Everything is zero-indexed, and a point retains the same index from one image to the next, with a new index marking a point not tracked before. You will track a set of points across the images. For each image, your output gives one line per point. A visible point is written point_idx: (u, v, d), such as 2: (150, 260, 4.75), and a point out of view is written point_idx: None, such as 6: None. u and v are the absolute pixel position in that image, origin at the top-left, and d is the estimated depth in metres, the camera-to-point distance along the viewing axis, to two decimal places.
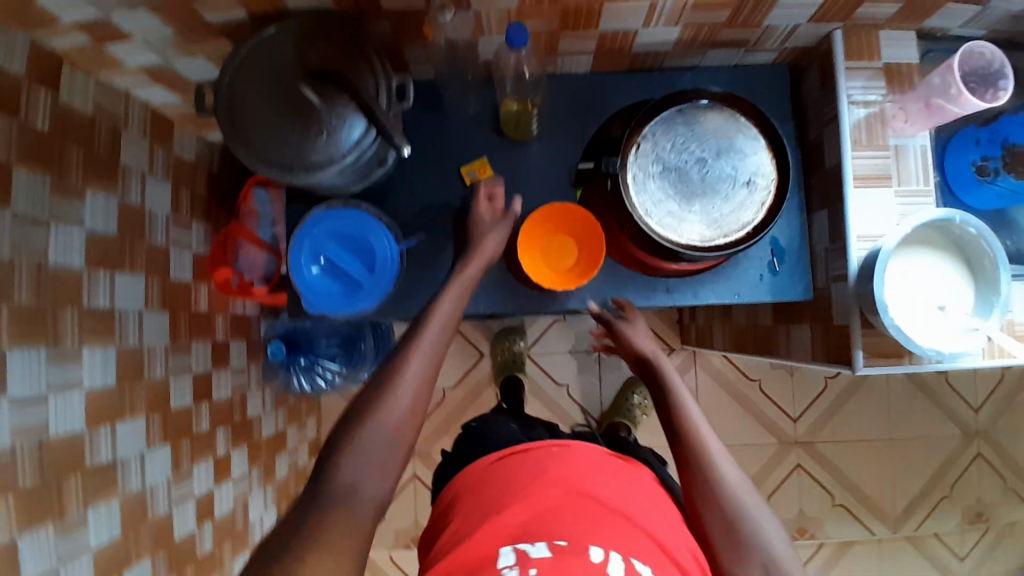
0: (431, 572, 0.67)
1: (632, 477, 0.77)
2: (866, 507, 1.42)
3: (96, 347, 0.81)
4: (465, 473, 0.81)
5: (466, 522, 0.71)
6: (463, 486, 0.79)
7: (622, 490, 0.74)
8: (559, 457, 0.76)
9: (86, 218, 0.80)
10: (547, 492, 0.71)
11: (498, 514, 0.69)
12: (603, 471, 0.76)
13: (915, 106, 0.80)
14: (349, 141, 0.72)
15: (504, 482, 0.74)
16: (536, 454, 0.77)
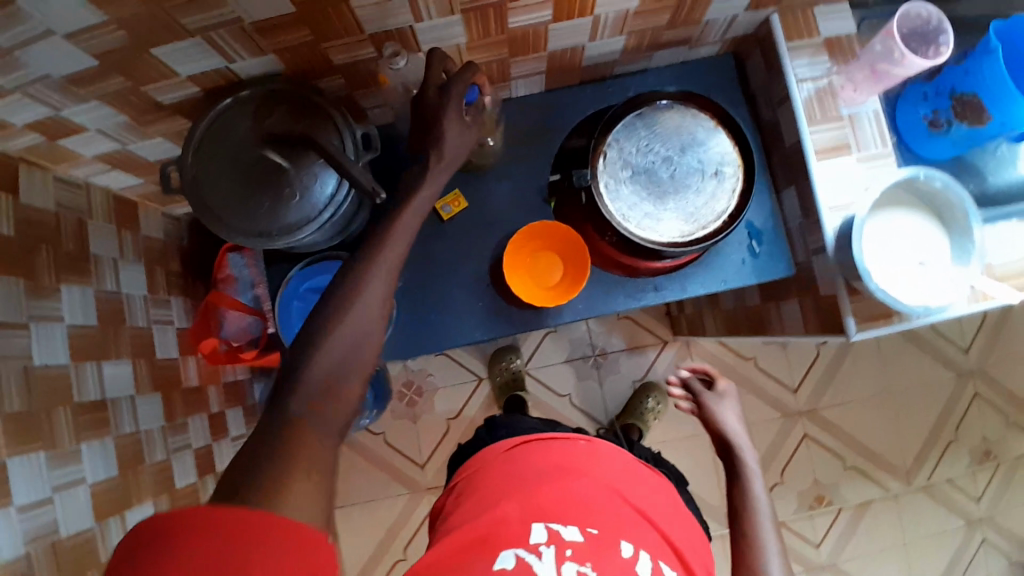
0: (453, 541, 0.72)
1: (648, 485, 0.83)
2: (878, 465, 1.44)
3: (94, 441, 0.81)
4: (482, 453, 0.86)
5: (491, 491, 0.77)
6: (487, 457, 0.84)
7: (641, 487, 0.81)
8: (593, 451, 0.83)
9: (64, 314, 0.80)
10: (581, 477, 0.78)
11: (529, 496, 0.74)
12: (627, 469, 0.82)
13: (862, 74, 0.83)
14: (324, 196, 0.72)
15: (531, 464, 0.80)
16: (569, 442, 0.84)
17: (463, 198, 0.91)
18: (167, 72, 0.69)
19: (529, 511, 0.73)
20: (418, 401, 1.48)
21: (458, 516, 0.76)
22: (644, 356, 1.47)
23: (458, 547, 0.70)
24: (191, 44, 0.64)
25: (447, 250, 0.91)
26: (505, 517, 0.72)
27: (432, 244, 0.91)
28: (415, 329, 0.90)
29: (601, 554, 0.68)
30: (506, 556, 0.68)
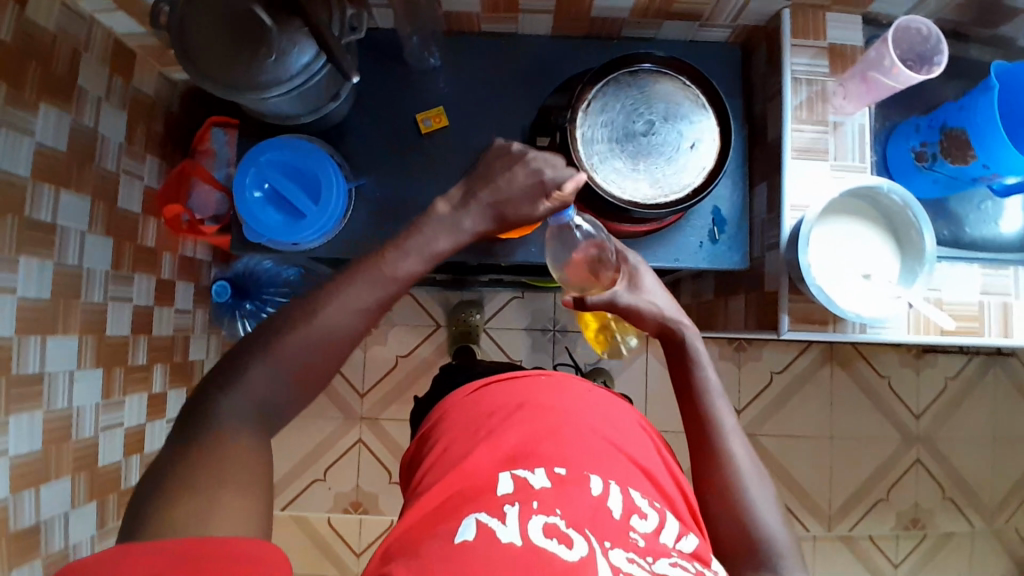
0: (428, 493, 0.78)
1: (621, 413, 0.92)
2: (804, 505, 1.42)
3: (33, 258, 0.82)
4: (450, 402, 0.94)
5: (457, 451, 0.83)
6: (452, 408, 0.92)
7: (606, 421, 0.88)
8: (547, 394, 0.90)
9: (35, 130, 0.81)
10: (540, 425, 0.84)
11: (495, 441, 0.82)
12: (590, 404, 0.90)
13: (854, 83, 0.83)
14: (297, 64, 0.73)
15: (499, 410, 0.88)
16: (526, 387, 0.92)
17: (444, 117, 0.92)
18: None
19: (497, 465, 0.79)
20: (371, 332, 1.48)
21: (433, 470, 0.84)
22: None
23: (435, 503, 0.76)
24: None
25: (418, 164, 0.92)
26: (475, 469, 0.78)
27: (404, 157, 0.92)
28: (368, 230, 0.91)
29: (568, 494, 0.74)
30: (474, 515, 0.71)
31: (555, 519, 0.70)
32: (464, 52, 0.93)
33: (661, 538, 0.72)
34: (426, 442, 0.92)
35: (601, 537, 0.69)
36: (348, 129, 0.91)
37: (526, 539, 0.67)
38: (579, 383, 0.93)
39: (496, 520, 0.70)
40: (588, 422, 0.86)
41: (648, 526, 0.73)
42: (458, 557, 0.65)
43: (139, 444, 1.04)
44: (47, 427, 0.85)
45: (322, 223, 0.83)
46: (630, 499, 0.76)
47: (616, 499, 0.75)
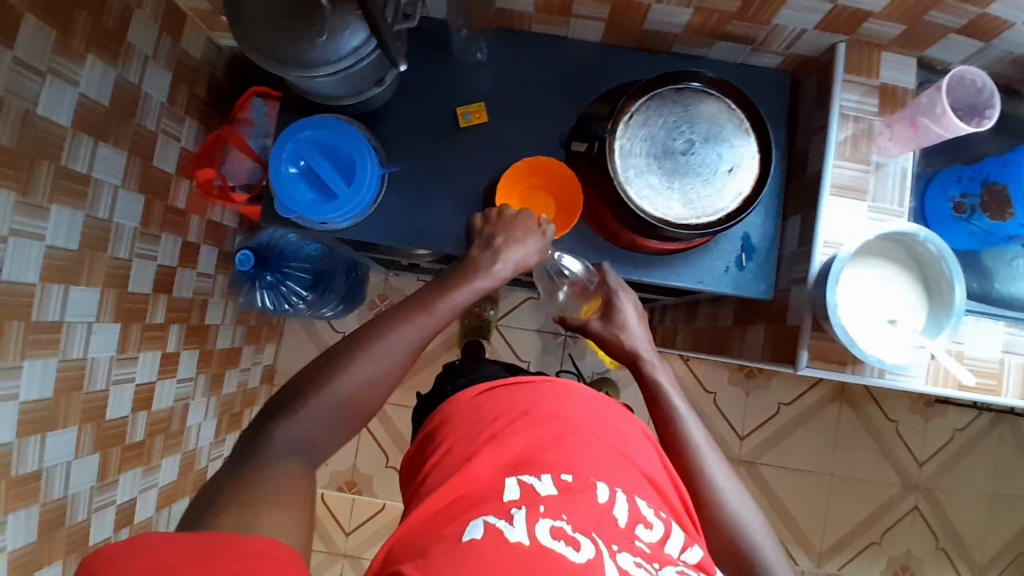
0: (433, 497, 0.78)
1: (624, 422, 0.90)
2: (795, 538, 1.42)
3: (65, 207, 0.83)
4: (451, 403, 0.93)
5: (461, 453, 0.84)
6: (453, 413, 0.91)
7: (611, 427, 0.87)
8: (552, 399, 0.89)
9: (81, 81, 0.81)
10: (544, 430, 0.84)
11: (499, 446, 0.82)
12: (594, 411, 0.89)
13: (902, 126, 0.82)
14: (347, 47, 0.73)
15: (503, 412, 0.88)
16: (531, 393, 0.91)
17: (485, 112, 0.91)
18: None
19: (502, 470, 0.79)
20: None
21: (436, 474, 0.83)
22: None
23: (441, 505, 0.76)
24: None
25: (455, 157, 0.92)
26: (480, 475, 0.79)
27: (440, 148, 0.91)
28: (397, 217, 0.91)
29: (575, 501, 0.73)
30: (480, 517, 0.71)
31: (562, 522, 0.69)
32: (511, 51, 0.93)
33: (668, 549, 0.72)
34: (427, 445, 0.91)
35: (609, 541, 0.69)
36: (389, 114, 0.91)
37: (534, 538, 0.67)
38: (582, 391, 0.92)
39: (504, 521, 0.70)
40: (593, 428, 0.85)
41: (654, 536, 0.72)
42: (465, 555, 0.65)
43: (147, 402, 1.05)
44: (59, 374, 0.86)
45: (352, 205, 0.83)
46: (636, 508, 0.75)
47: (623, 507, 0.74)
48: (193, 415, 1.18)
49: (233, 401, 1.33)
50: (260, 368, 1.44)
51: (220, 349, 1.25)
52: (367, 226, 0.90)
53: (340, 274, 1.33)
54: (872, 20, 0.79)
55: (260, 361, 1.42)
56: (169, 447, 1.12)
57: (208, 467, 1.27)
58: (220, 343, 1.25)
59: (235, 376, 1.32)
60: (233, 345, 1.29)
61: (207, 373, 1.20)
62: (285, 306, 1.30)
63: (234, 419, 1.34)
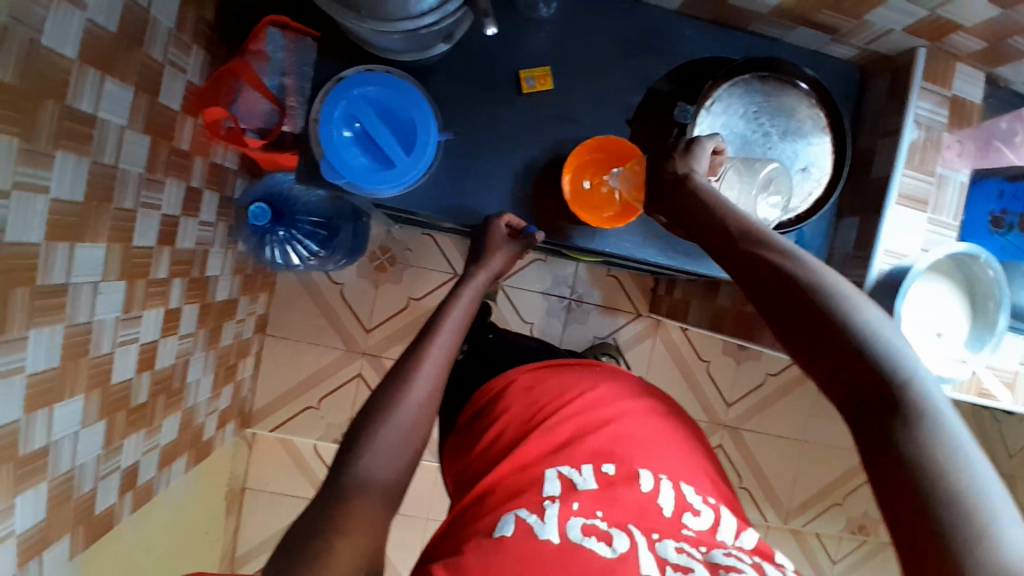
0: (478, 486, 0.73)
1: (667, 403, 0.87)
2: (767, 497, 1.55)
3: (70, 154, 0.72)
4: (498, 376, 0.90)
5: (508, 435, 0.79)
6: (502, 390, 0.87)
7: (659, 416, 0.83)
8: (598, 382, 0.85)
9: (88, 3, 0.69)
10: (590, 415, 0.79)
11: (545, 429, 0.77)
12: (644, 398, 0.85)
13: (970, 143, 0.85)
14: (431, 1, 0.64)
15: (550, 391, 0.84)
16: (578, 378, 0.87)
17: (549, 79, 0.85)
18: None
19: (546, 456, 0.74)
20: (387, 268, 1.44)
21: (482, 461, 0.80)
22: (614, 319, 1.49)
23: (483, 490, 0.73)
24: None
25: (512, 126, 0.85)
26: (520, 460, 0.74)
27: (496, 116, 0.84)
28: (447, 189, 0.84)
29: (616, 495, 0.69)
30: (513, 510, 0.66)
31: (596, 520, 0.65)
32: (580, 12, 0.85)
33: (717, 535, 0.68)
34: (472, 425, 0.87)
35: (648, 530, 0.65)
36: (442, 72, 0.83)
37: (564, 536, 0.62)
38: (629, 375, 0.90)
39: (536, 516, 0.64)
40: (640, 413, 0.81)
41: (702, 524, 0.68)
42: (495, 553, 0.60)
43: (150, 362, 0.97)
44: (66, 342, 0.77)
45: (408, 176, 0.76)
46: (682, 495, 0.71)
47: (668, 495, 0.70)
48: (193, 371, 1.11)
49: (229, 353, 1.25)
50: (254, 318, 1.36)
51: (219, 301, 1.16)
52: (415, 194, 0.83)
53: (347, 225, 1.25)
54: (961, 31, 0.76)
55: (255, 312, 1.34)
56: (170, 406, 1.06)
57: (204, 422, 1.21)
58: (219, 295, 1.16)
59: (231, 328, 1.24)
60: (230, 296, 1.21)
61: (206, 328, 1.12)
62: (295, 261, 1.27)
63: (228, 371, 1.27)
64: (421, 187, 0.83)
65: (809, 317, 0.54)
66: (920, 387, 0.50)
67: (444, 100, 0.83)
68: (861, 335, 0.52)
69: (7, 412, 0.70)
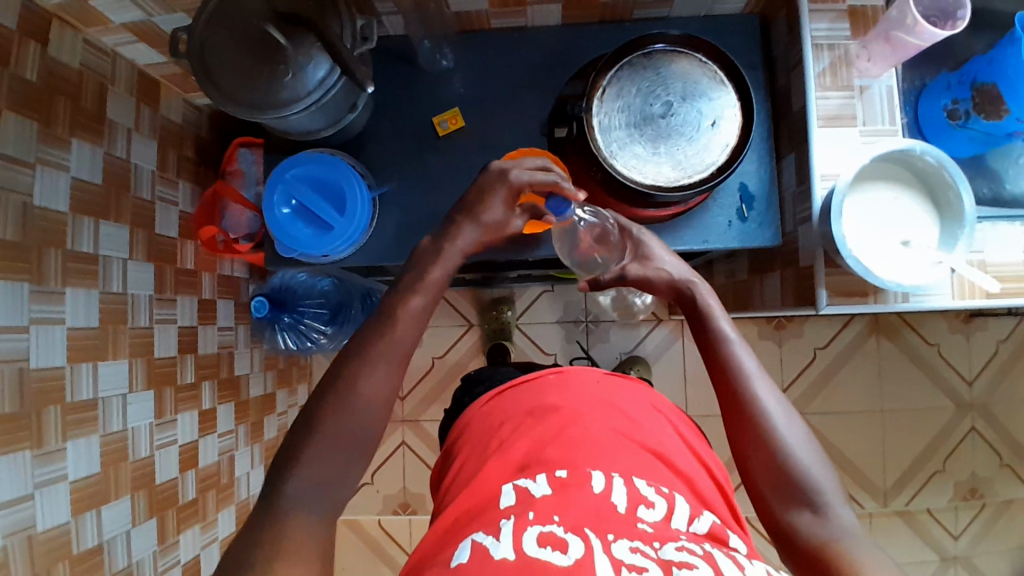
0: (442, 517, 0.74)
1: (630, 392, 0.86)
2: (856, 480, 1.42)
3: (79, 288, 0.86)
4: (464, 413, 0.90)
5: (467, 467, 0.80)
6: (468, 423, 0.87)
7: (614, 412, 0.81)
8: (555, 389, 0.84)
9: (71, 165, 0.85)
10: (547, 426, 0.79)
11: (500, 451, 0.77)
12: (601, 396, 0.83)
13: (877, 44, 0.79)
14: (314, 79, 0.74)
15: (504, 414, 0.83)
16: (532, 392, 0.85)
17: (461, 117, 0.93)
18: None
19: (503, 474, 0.75)
20: None
21: (447, 496, 0.79)
22: (636, 330, 1.48)
23: (445, 523, 0.72)
24: None
25: (442, 166, 0.93)
26: (478, 487, 0.74)
27: (425, 160, 0.93)
28: (394, 236, 0.92)
29: (569, 497, 0.69)
30: (469, 537, 0.67)
31: (553, 526, 0.65)
32: (476, 50, 0.93)
33: (672, 524, 0.69)
34: (447, 460, 0.88)
35: (604, 532, 0.65)
36: (368, 136, 0.93)
37: (520, 552, 0.62)
38: (587, 372, 0.87)
39: (491, 537, 0.65)
40: (600, 416, 0.80)
41: (657, 515, 0.69)
42: None
43: (194, 460, 1.08)
44: (105, 449, 0.89)
45: (350, 231, 0.85)
46: (636, 489, 0.71)
47: (620, 491, 0.70)
48: (240, 465, 1.21)
49: (277, 445, 1.36)
50: (296, 409, 1.46)
51: (255, 397, 1.28)
52: (368, 249, 0.91)
53: (354, 301, 1.37)
54: None
55: (295, 403, 1.44)
56: (223, 500, 1.15)
57: (264, 513, 1.29)
58: (254, 391, 1.28)
59: (274, 422, 1.35)
60: (266, 392, 1.32)
61: (246, 423, 1.23)
62: (309, 345, 1.37)
63: (280, 462, 1.37)
64: (371, 240, 0.91)
65: (738, 413, 0.72)
66: (832, 537, 0.64)
67: (377, 161, 0.93)
68: (785, 454, 0.69)
69: (56, 515, 0.80)
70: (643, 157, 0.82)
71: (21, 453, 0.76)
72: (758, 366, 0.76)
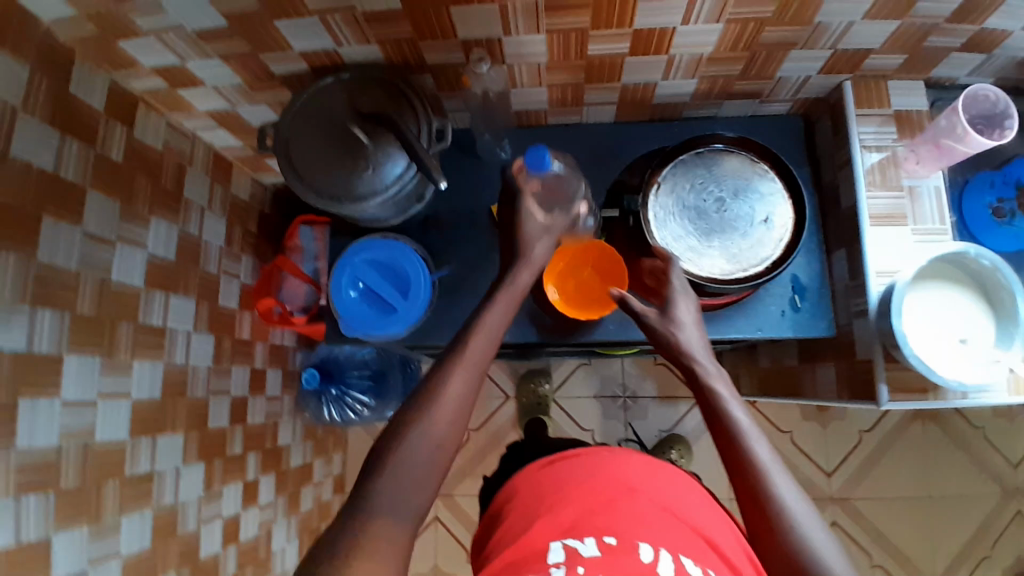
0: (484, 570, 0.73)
1: (677, 479, 0.84)
2: (905, 569, 1.37)
3: (145, 361, 0.89)
4: (513, 475, 0.89)
5: (511, 527, 0.78)
6: (515, 486, 0.86)
7: (662, 493, 0.79)
8: (607, 460, 0.83)
9: (147, 243, 0.89)
10: (599, 491, 0.78)
11: (549, 510, 0.76)
12: (650, 477, 0.81)
13: (926, 149, 0.83)
14: (392, 175, 0.79)
15: (554, 476, 0.82)
16: (584, 460, 0.84)
17: None
18: (282, 43, 0.77)
19: (552, 533, 0.73)
20: None
21: (492, 553, 0.77)
22: (675, 407, 1.47)
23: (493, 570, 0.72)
24: (306, 24, 0.73)
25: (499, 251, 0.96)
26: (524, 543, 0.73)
27: (483, 245, 0.96)
28: (451, 318, 0.94)
29: (617, 563, 0.67)
30: None
31: None
32: (532, 143, 0.98)
33: None
34: (487, 524, 0.86)
35: None
36: (428, 221, 0.97)
37: None
38: (639, 454, 0.85)
39: None
40: (649, 492, 0.79)
41: None
42: None
43: (235, 534, 1.07)
44: (156, 523, 0.89)
45: (412, 314, 0.88)
46: (683, 566, 0.68)
47: (668, 566, 0.67)
48: (277, 538, 1.20)
49: (311, 516, 1.34)
50: (331, 479, 1.46)
51: (294, 467, 1.28)
52: (425, 330, 0.93)
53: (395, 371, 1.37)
54: (874, 56, 0.80)
55: (330, 473, 1.44)
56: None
57: None
58: (294, 461, 1.28)
59: (310, 492, 1.34)
60: (304, 462, 1.32)
61: (285, 494, 1.23)
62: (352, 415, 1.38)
63: (313, 535, 1.35)
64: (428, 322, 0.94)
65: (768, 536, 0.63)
66: None
67: (436, 244, 0.97)
68: None
69: None
70: (698, 251, 0.85)
71: (78, 530, 0.77)
72: (788, 479, 0.65)
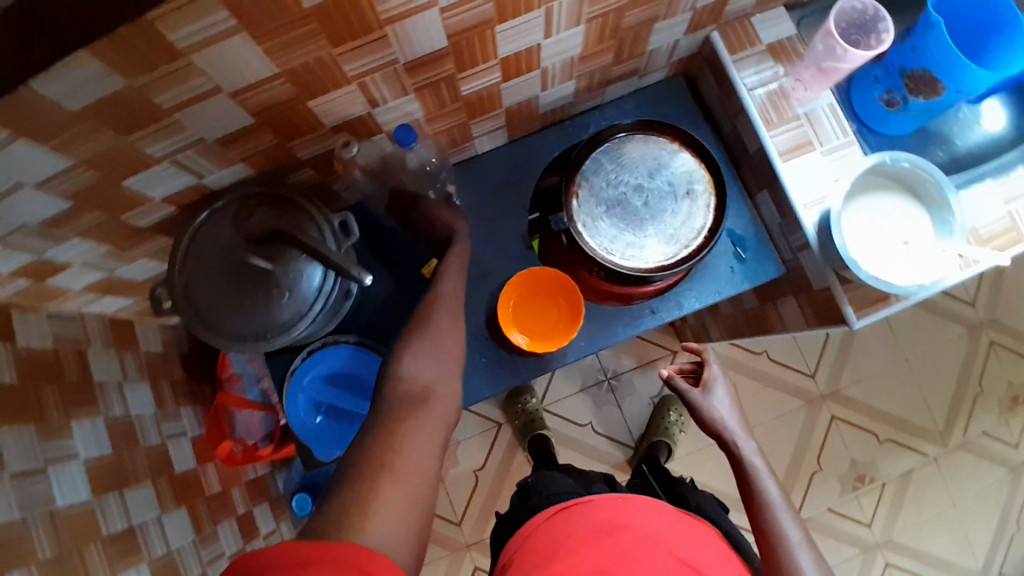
0: None
1: (701, 540, 0.79)
2: (908, 432, 1.45)
3: (129, 569, 0.78)
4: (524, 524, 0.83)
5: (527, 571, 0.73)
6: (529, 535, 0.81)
7: (685, 551, 0.75)
8: (631, 513, 0.78)
9: (78, 449, 0.78)
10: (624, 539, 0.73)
11: (570, 556, 0.72)
12: (673, 533, 0.77)
13: (809, 73, 0.84)
14: (311, 290, 0.74)
15: (570, 521, 0.78)
16: (603, 505, 0.79)
17: None
18: (141, 198, 0.69)
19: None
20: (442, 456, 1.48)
21: None
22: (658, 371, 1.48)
23: None
24: (159, 170, 0.66)
25: None
26: None
27: None
28: None
29: None
30: None
31: None
32: None
33: None
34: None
35: None
36: (362, 308, 0.92)
37: None
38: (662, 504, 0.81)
39: None
40: (671, 546, 0.74)
41: None
42: None
43: None
44: None
45: None
46: None
47: None
48: None
49: None
50: None
51: None
52: None
53: None
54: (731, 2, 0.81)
55: None
56: None
57: None
58: None
59: None
60: None
61: None
62: None
63: None
64: None
65: None
66: None
67: (380, 328, 0.92)
68: None
69: None
70: (637, 244, 0.84)
71: None
72: (804, 541, 0.71)
